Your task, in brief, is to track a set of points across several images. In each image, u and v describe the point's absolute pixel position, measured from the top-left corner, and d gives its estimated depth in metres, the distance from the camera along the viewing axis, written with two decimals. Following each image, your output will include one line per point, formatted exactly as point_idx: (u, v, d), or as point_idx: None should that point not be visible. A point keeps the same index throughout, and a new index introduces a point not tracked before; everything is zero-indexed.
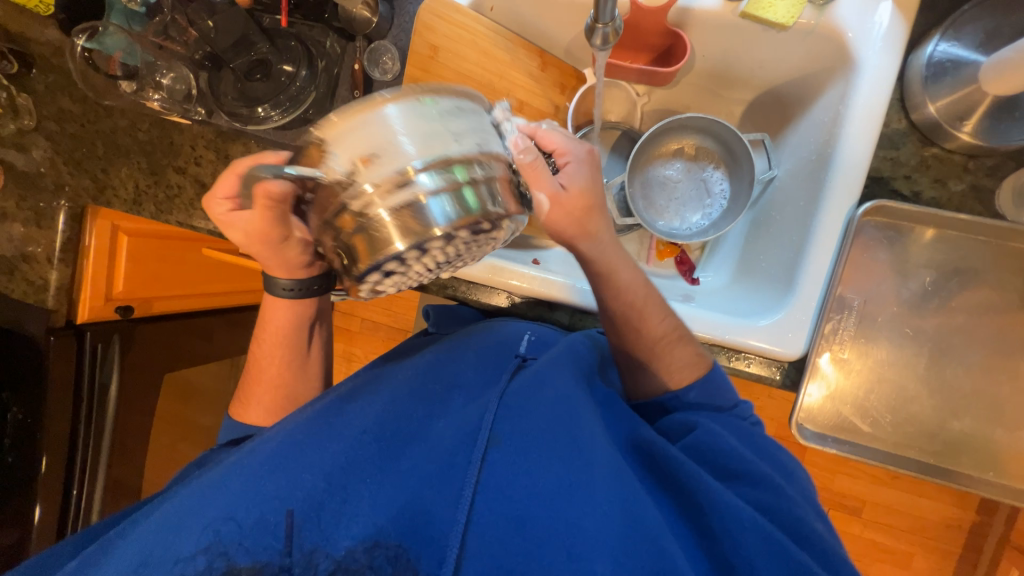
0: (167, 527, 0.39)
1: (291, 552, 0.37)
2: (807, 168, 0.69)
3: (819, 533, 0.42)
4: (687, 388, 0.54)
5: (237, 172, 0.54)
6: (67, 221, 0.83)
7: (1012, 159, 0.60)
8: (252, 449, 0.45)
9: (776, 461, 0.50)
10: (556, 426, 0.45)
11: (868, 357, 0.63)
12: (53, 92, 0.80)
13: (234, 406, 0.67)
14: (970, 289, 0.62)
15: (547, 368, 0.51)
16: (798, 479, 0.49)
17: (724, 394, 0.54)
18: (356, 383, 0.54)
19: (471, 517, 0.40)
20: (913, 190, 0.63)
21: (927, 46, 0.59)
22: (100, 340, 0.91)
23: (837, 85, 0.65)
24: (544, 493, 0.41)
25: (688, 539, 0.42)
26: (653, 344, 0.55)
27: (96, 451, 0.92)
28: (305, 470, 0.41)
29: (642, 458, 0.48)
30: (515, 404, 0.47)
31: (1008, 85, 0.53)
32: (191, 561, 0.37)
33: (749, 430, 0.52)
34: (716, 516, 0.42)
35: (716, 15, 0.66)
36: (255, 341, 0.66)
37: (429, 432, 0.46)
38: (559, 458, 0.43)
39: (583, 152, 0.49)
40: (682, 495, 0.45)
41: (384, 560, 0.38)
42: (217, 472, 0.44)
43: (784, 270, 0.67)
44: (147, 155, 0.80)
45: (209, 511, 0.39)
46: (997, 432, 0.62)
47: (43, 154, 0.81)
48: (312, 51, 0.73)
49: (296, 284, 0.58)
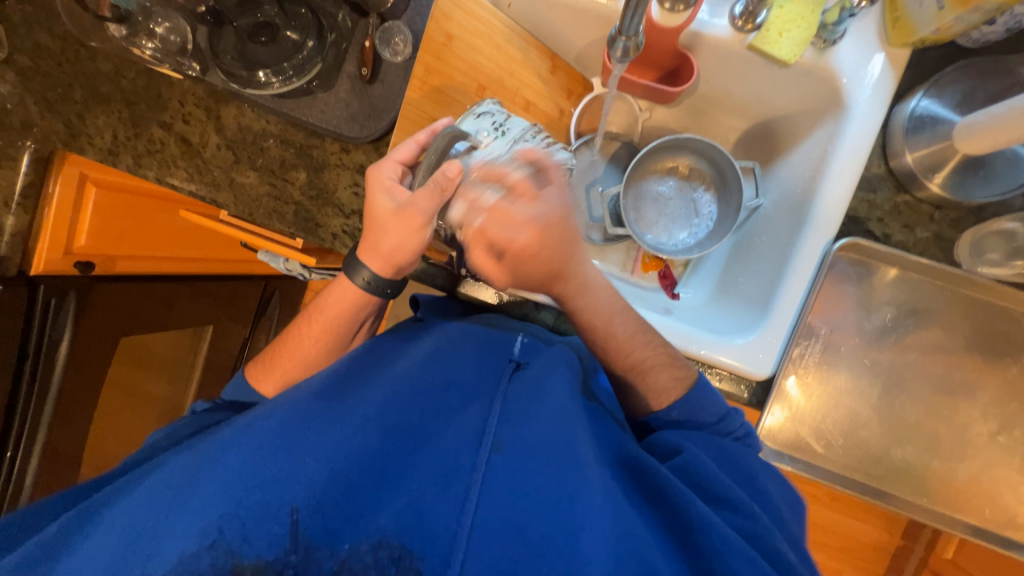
0: (162, 505, 0.39)
1: (296, 548, 0.37)
2: (790, 205, 0.73)
3: (788, 557, 0.43)
4: (669, 407, 0.57)
5: (416, 142, 0.61)
6: (30, 163, 0.79)
7: (973, 214, 0.65)
8: (248, 423, 0.44)
9: (753, 486, 0.51)
10: (555, 435, 0.46)
11: (828, 383, 0.68)
12: (31, 26, 0.76)
13: (250, 368, 0.65)
14: (923, 329, 0.67)
15: (545, 374, 0.53)
16: (775, 509, 0.49)
17: (707, 410, 0.56)
18: (353, 365, 0.53)
19: (474, 522, 0.40)
20: (884, 232, 0.67)
21: (911, 100, 0.64)
22: (55, 294, 0.87)
23: (826, 126, 0.69)
24: (544, 502, 0.41)
25: (674, 557, 0.43)
26: (647, 355, 0.58)
27: (37, 414, 0.87)
28: (305, 456, 0.41)
29: (625, 468, 0.49)
30: (515, 410, 0.48)
31: (977, 145, 0.58)
32: (194, 559, 0.35)
33: (735, 452, 0.53)
34: (704, 537, 0.43)
35: (724, 43, 0.68)
36: (303, 315, 0.65)
37: (431, 430, 0.46)
38: (556, 466, 0.44)
39: (534, 234, 0.53)
40: (665, 508, 0.46)
41: (387, 561, 0.37)
42: (211, 447, 0.43)
43: (761, 293, 0.71)
44: (131, 105, 0.76)
45: (206, 496, 0.38)
46: (934, 462, 0.67)
47: (11, 90, 0.77)
48: (323, 22, 0.70)
49: (375, 279, 0.60)
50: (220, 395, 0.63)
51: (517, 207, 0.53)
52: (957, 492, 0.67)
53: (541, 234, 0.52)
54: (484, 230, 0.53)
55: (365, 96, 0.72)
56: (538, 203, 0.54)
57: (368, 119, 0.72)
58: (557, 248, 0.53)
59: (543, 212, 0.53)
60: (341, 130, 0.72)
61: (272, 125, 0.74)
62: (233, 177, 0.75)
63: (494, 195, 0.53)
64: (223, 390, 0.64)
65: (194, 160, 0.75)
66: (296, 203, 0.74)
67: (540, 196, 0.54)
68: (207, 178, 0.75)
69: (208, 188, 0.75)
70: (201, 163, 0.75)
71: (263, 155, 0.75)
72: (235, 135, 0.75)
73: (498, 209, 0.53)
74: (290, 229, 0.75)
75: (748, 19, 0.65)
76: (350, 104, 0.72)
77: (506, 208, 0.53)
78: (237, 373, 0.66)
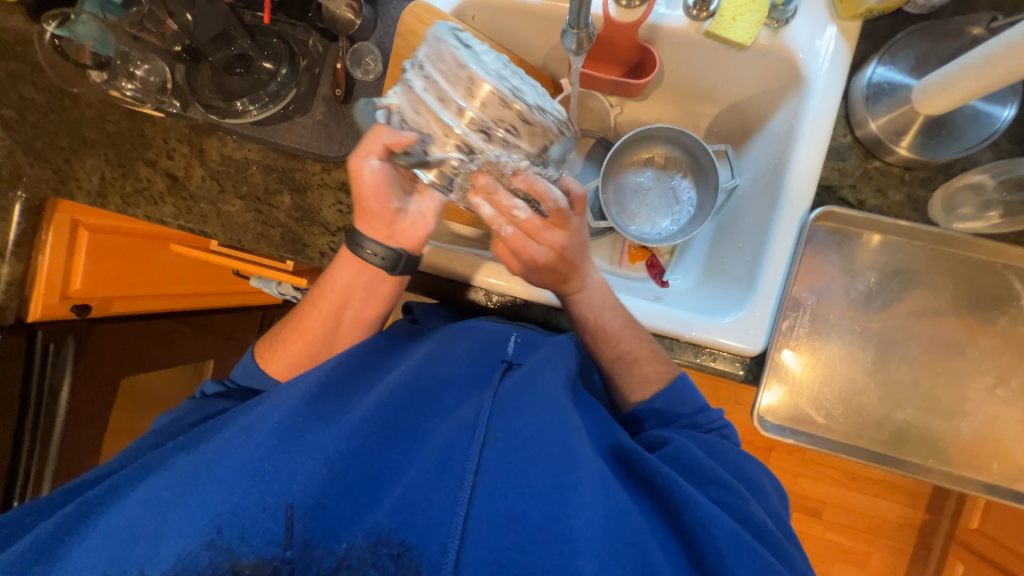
0: (163, 509, 0.40)
1: (292, 545, 0.38)
2: (766, 179, 0.74)
3: (770, 528, 0.45)
4: (653, 397, 0.58)
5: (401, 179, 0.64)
6: (23, 213, 0.79)
7: (942, 172, 0.66)
8: (247, 425, 0.45)
9: (742, 474, 0.52)
10: (548, 426, 0.46)
11: (821, 353, 0.68)
12: (15, 80, 0.79)
13: (261, 348, 0.63)
14: (908, 290, 0.67)
15: (536, 366, 0.53)
16: (761, 491, 0.52)
17: (687, 401, 0.57)
18: (352, 364, 0.52)
19: (469, 514, 0.40)
20: (858, 198, 0.68)
21: (867, 70, 0.66)
22: (53, 339, 0.90)
23: (792, 101, 0.71)
24: (535, 492, 0.42)
25: (664, 537, 0.43)
26: (634, 343, 0.60)
27: (40, 464, 0.91)
28: (303, 456, 0.41)
29: (619, 459, 0.49)
30: (508, 403, 0.48)
31: (937, 104, 0.59)
32: (193, 557, 0.36)
33: (726, 449, 0.54)
34: (689, 513, 0.43)
35: (682, 32, 0.71)
36: (312, 291, 0.62)
37: (425, 428, 0.47)
38: (549, 456, 0.44)
39: (552, 257, 0.56)
40: (655, 495, 0.45)
41: (387, 559, 0.38)
42: (212, 448, 0.43)
43: (745, 270, 0.72)
44: (116, 147, 0.78)
45: (207, 498, 0.39)
46: (936, 422, 0.67)
47: (1, 144, 0.79)
48: (293, 49, 0.73)
49: (385, 253, 0.57)
50: (231, 377, 0.62)
51: (542, 229, 0.54)
52: (963, 449, 0.67)
53: (562, 252, 0.56)
54: (529, 221, 0.53)
55: (340, 116, 0.74)
56: (557, 232, 0.55)
57: (345, 137, 0.74)
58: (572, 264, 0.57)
59: (569, 237, 0.55)
60: (320, 151, 0.74)
61: (254, 153, 0.76)
62: (220, 207, 0.77)
63: (524, 211, 0.52)
64: (234, 370, 0.62)
65: (180, 193, 0.77)
66: (282, 226, 0.76)
67: (569, 223, 0.54)
68: (195, 211, 0.77)
69: (196, 221, 0.77)
70: (188, 196, 0.77)
71: (246, 182, 0.76)
72: (219, 165, 0.77)
73: (525, 227, 0.53)
74: (278, 252, 0.76)
75: (702, 8, 0.68)
76: (327, 125, 0.74)
77: (538, 226, 0.53)
78: (250, 352, 0.64)
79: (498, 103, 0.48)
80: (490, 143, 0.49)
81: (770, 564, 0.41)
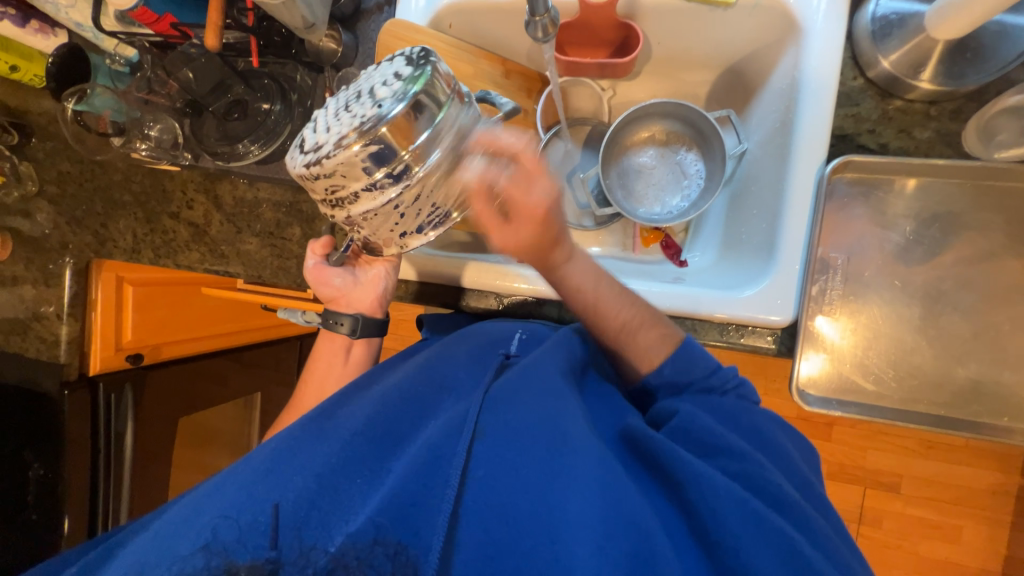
0: (163, 539, 0.40)
1: (278, 547, 0.38)
2: (773, 137, 0.70)
3: (790, 495, 0.43)
4: (659, 366, 0.56)
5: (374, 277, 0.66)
6: (74, 276, 0.86)
7: (972, 100, 0.60)
8: (248, 456, 0.47)
9: (765, 442, 0.50)
10: (539, 414, 0.45)
11: (861, 315, 0.63)
12: (52, 157, 0.86)
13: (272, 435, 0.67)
14: (953, 234, 0.61)
15: (529, 362, 0.51)
16: (783, 455, 0.50)
17: (698, 364, 0.55)
18: (346, 392, 0.54)
19: (461, 502, 0.41)
20: (879, 142, 0.63)
21: (869, 4, 0.61)
22: (114, 389, 0.96)
23: (790, 52, 0.66)
24: (526, 480, 0.41)
25: (671, 515, 0.42)
26: (630, 314, 0.58)
27: (116, 508, 0.99)
28: (294, 474, 0.42)
29: (626, 441, 0.48)
30: (499, 396, 0.47)
31: (955, 27, 0.53)
32: (188, 560, 0.37)
33: (736, 407, 0.53)
34: (693, 489, 0.42)
35: (662, 1, 0.68)
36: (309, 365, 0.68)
37: (418, 431, 0.47)
38: (540, 443, 0.43)
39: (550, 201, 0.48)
40: (663, 475, 0.45)
41: (383, 557, 0.38)
42: (214, 481, 0.45)
43: (764, 237, 0.67)
44: (143, 205, 0.84)
45: (208, 514, 0.40)
46: (1007, 375, 0.60)
47: (46, 217, 0.86)
48: (284, 86, 0.76)
49: (356, 324, 0.64)
50: None
51: (529, 185, 0.48)
52: None
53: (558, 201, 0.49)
54: (511, 187, 0.47)
55: None
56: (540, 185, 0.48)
57: None
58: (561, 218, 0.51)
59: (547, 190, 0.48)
60: None
61: (263, 192, 0.80)
62: (239, 247, 0.81)
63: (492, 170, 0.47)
64: None
65: (202, 239, 0.82)
66: (297, 256, 0.79)
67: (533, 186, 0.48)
68: (217, 253, 0.81)
69: (220, 262, 0.81)
70: (209, 241, 0.81)
71: (259, 220, 0.80)
72: (233, 208, 0.80)
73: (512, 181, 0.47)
74: (296, 282, 0.79)
75: None
76: None
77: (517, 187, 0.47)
78: None
79: (311, 179, 0.44)
80: (348, 209, 0.47)
81: (783, 531, 0.40)
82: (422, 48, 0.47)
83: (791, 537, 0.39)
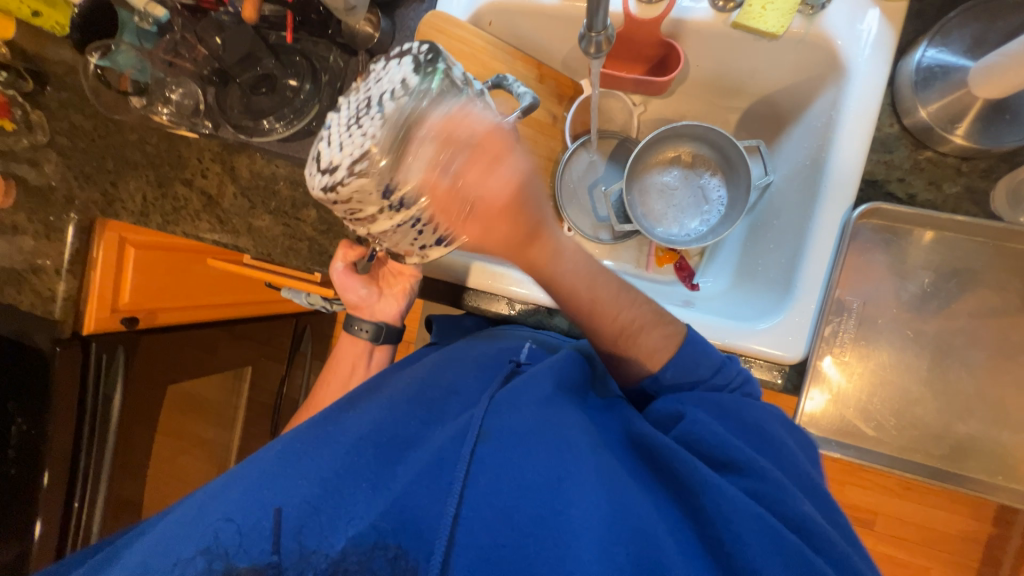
0: (165, 541, 0.40)
1: (280, 550, 0.38)
2: (800, 175, 0.70)
3: (805, 511, 0.41)
4: (664, 368, 0.53)
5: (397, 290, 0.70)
6: (75, 234, 0.85)
7: (1005, 161, 0.60)
8: (251, 458, 0.46)
9: (776, 449, 0.48)
10: (545, 425, 0.45)
11: (869, 360, 0.63)
12: (65, 108, 0.83)
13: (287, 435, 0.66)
14: (968, 290, 0.62)
15: (538, 373, 0.51)
16: (792, 457, 0.47)
17: (703, 364, 0.53)
18: (353, 394, 0.54)
19: (460, 510, 0.40)
20: (907, 192, 0.63)
21: (915, 53, 0.60)
22: (106, 350, 0.93)
23: (830, 91, 0.66)
24: (530, 486, 0.41)
25: (678, 525, 0.41)
26: (636, 314, 0.53)
27: (95, 474, 0.96)
28: (299, 477, 0.42)
29: (636, 447, 0.47)
30: (504, 402, 0.47)
31: (998, 87, 0.54)
32: (191, 562, 0.38)
33: (740, 407, 0.50)
34: (708, 499, 0.41)
35: (708, 25, 0.67)
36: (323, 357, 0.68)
37: (424, 434, 0.46)
38: (547, 452, 0.43)
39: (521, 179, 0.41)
40: (676, 485, 0.44)
41: (383, 561, 0.38)
42: (216, 483, 0.44)
43: (781, 273, 0.68)
44: (155, 167, 0.82)
45: (209, 516, 0.40)
46: (1005, 435, 0.61)
47: (54, 169, 0.84)
48: (316, 66, 0.74)
49: (376, 331, 0.69)
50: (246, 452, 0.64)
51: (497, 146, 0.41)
52: None
53: (523, 186, 0.41)
54: (465, 179, 0.40)
55: None
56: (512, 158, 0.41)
57: None
58: (536, 207, 0.43)
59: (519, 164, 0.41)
60: None
61: (281, 169, 0.79)
62: (250, 222, 0.79)
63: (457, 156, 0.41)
64: None
65: (214, 211, 0.80)
66: (309, 239, 0.78)
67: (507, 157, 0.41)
68: (229, 226, 0.80)
69: (229, 236, 0.80)
70: (221, 213, 0.80)
71: (275, 197, 0.78)
72: (249, 182, 0.79)
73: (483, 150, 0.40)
74: (306, 265, 0.78)
75: None
76: None
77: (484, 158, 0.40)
78: None
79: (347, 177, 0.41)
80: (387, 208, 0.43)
81: (800, 550, 0.37)
82: (428, 46, 0.44)
83: (809, 557, 0.37)
